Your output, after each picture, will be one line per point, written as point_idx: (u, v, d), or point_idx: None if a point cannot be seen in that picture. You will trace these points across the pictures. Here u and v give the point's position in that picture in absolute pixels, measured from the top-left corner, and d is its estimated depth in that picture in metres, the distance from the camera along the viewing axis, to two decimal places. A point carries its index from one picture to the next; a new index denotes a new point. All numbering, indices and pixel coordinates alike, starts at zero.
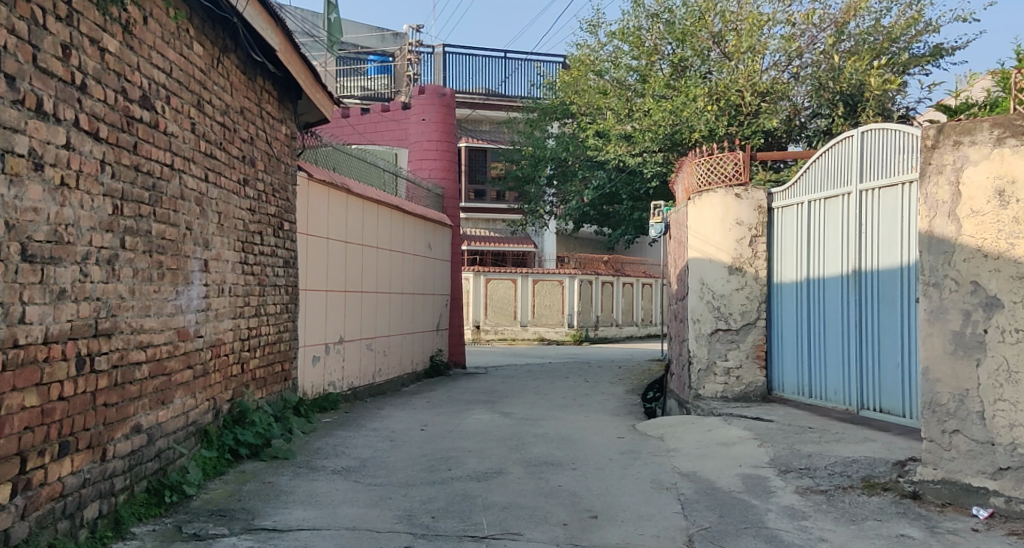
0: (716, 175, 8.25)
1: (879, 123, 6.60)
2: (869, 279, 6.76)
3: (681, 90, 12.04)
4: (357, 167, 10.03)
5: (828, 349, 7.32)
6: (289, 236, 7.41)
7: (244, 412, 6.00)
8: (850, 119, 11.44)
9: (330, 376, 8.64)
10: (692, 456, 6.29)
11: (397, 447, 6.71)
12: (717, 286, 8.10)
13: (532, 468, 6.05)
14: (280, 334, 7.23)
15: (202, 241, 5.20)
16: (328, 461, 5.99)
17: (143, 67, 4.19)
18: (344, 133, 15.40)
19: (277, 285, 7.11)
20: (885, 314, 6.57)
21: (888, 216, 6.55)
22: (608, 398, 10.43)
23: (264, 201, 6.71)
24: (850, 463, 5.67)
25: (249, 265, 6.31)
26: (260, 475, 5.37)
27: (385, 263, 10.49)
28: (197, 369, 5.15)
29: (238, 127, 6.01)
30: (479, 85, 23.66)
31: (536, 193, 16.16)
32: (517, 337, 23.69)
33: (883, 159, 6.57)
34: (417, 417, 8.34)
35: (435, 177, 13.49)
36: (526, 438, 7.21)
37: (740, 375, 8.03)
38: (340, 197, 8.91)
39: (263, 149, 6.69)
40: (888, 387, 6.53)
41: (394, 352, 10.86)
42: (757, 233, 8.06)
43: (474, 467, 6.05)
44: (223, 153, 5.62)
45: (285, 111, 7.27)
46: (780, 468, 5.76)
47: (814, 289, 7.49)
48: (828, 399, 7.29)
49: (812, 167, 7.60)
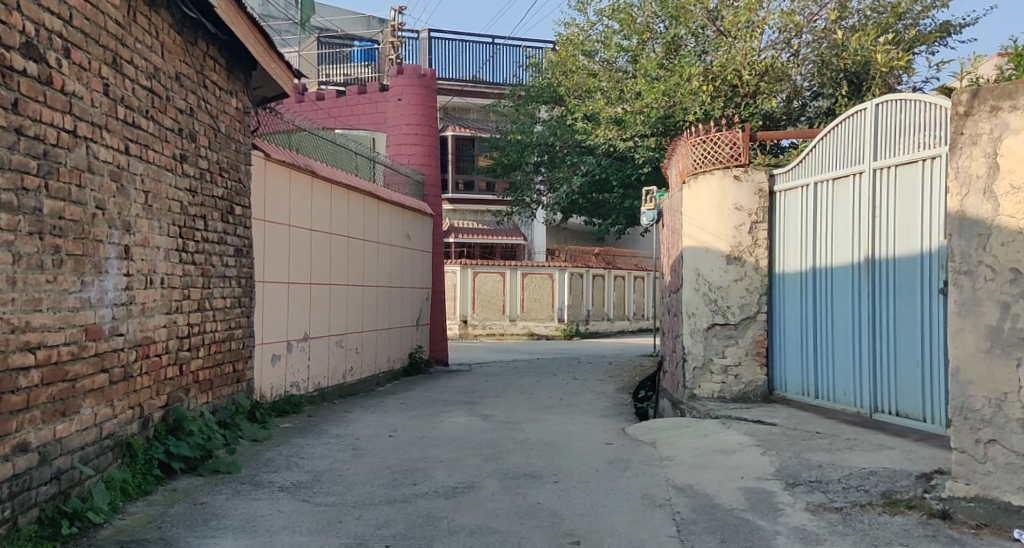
0: (711, 157, 7.56)
1: (896, 94, 5.92)
2: (882, 268, 6.10)
3: (675, 71, 11.38)
4: (326, 150, 9.26)
5: (836, 345, 6.65)
6: (240, 222, 6.69)
7: (181, 422, 5.27)
8: (855, 99, 10.80)
9: (292, 376, 7.91)
10: (688, 466, 5.61)
11: (359, 457, 6.00)
12: (714, 278, 7.44)
13: (508, 482, 5.36)
14: (230, 330, 6.51)
15: (122, 222, 4.51)
16: (277, 475, 5.29)
17: (27, 8, 3.54)
18: (319, 118, 14.59)
19: (225, 276, 6.39)
20: (901, 308, 5.89)
21: (905, 195, 5.85)
22: (596, 397, 9.74)
23: (209, 182, 6.01)
24: (867, 475, 4.98)
25: (188, 253, 5.62)
26: (191, 495, 4.66)
27: (357, 253, 9.76)
28: (115, 373, 4.46)
29: (173, 95, 5.31)
30: (464, 72, 23.18)
31: (523, 181, 15.10)
32: (505, 332, 23.05)
33: (899, 133, 5.88)
34: (388, 421, 7.64)
35: (415, 163, 12.77)
36: (504, 445, 6.51)
37: (739, 373, 7.36)
38: (304, 181, 8.17)
39: (207, 123, 6.00)
40: (906, 388, 5.84)
41: (368, 349, 10.14)
42: (758, 219, 7.38)
43: (443, 481, 5.35)
44: (152, 123, 4.94)
45: (234, 82, 6.55)
46: (787, 481, 5.08)
47: (820, 279, 6.83)
48: (836, 401, 6.63)
49: (817, 144, 6.92)
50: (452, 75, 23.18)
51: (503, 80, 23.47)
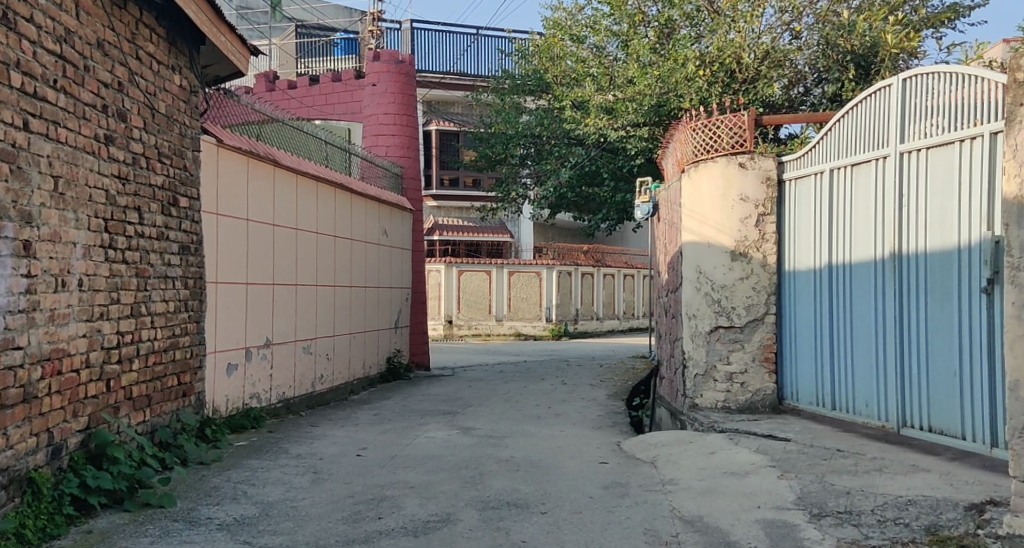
0: (712, 142, 6.86)
1: (928, 66, 5.22)
2: (908, 264, 5.38)
3: (669, 56, 10.73)
4: (293, 137, 8.45)
5: (856, 352, 5.94)
6: (186, 215, 5.93)
7: (104, 448, 4.48)
8: (863, 84, 9.98)
9: (251, 387, 7.14)
10: (696, 492, 4.89)
11: (318, 483, 5.23)
12: (717, 276, 6.73)
13: (487, 514, 4.61)
14: (174, 337, 5.74)
15: (18, 213, 3.84)
16: (218, 509, 4.52)
17: None
18: (291, 107, 13.75)
19: (166, 276, 5.62)
20: (933, 310, 5.17)
21: (938, 182, 5.14)
22: (588, 405, 9.02)
23: (144, 168, 5.26)
24: (905, 505, 4.22)
25: (116, 250, 4.87)
26: (109, 537, 3.90)
27: (327, 251, 8.98)
28: (9, 395, 3.75)
29: (93, 65, 4.59)
30: (446, 66, 22.56)
31: (509, 174, 14.11)
32: (492, 333, 22.32)
33: (931, 112, 5.18)
34: (357, 437, 6.87)
35: (392, 155, 11.99)
36: (486, 466, 5.77)
37: (746, 382, 6.64)
38: (265, 171, 7.38)
39: (142, 101, 5.24)
40: (940, 401, 5.13)
41: (341, 355, 9.37)
42: (765, 212, 6.68)
43: (412, 514, 4.60)
44: (62, 96, 4.23)
45: (174, 56, 5.77)
46: (812, 512, 4.34)
47: (837, 277, 6.13)
48: (856, 413, 5.92)
49: (832, 127, 6.20)
50: (436, 68, 22.55)
51: (488, 72, 22.86)
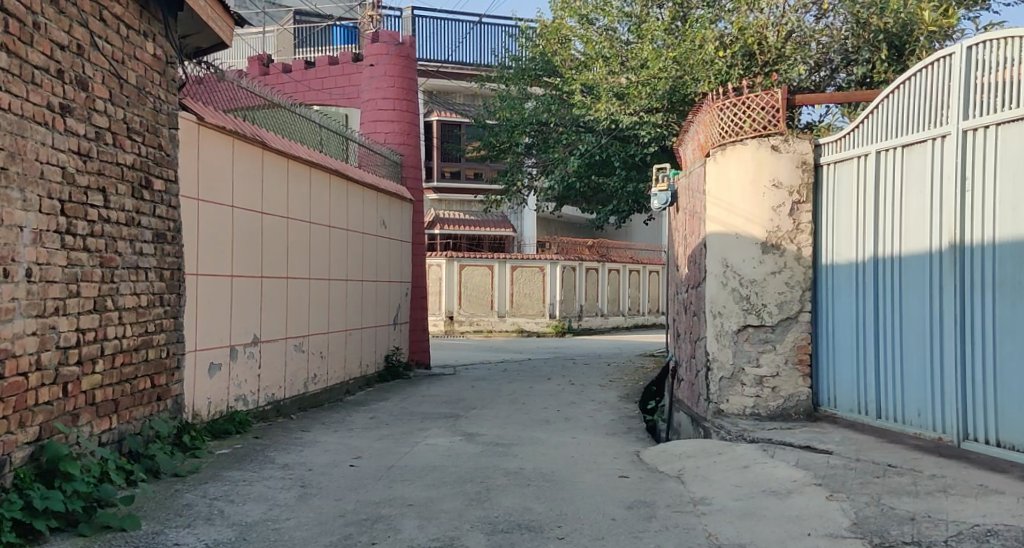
0: (741, 122, 6.25)
1: (1002, 30, 4.61)
2: (972, 256, 4.78)
3: (686, 36, 10.13)
4: (285, 119, 7.82)
5: (906, 355, 5.34)
6: (161, 198, 5.33)
7: (57, 463, 3.90)
8: (895, 66, 9.40)
9: (235, 388, 6.53)
10: (734, 514, 4.30)
11: (305, 499, 4.64)
12: (745, 270, 6.12)
13: (496, 539, 4.02)
14: (147, 334, 5.15)
15: None
16: (188, 532, 3.93)
17: None
18: (286, 91, 13.14)
19: (139, 266, 5.03)
20: (1002, 308, 4.58)
21: (1011, 164, 4.53)
22: (598, 408, 8.43)
23: (111, 144, 4.67)
24: (984, 536, 3.64)
25: (75, 237, 4.27)
26: None
27: (321, 241, 8.37)
28: None
29: (45, 23, 4.01)
30: (448, 54, 22.02)
31: (513, 163, 13.48)
32: (494, 329, 21.77)
33: (1005, 84, 4.57)
34: (351, 443, 6.28)
35: (392, 143, 11.41)
36: (493, 480, 5.17)
37: (778, 386, 6.04)
38: (252, 154, 6.76)
39: (108, 69, 4.65)
40: (1011, 411, 4.53)
41: (336, 352, 8.78)
42: (800, 199, 6.09)
43: (411, 538, 4.01)
44: (3, 54, 3.65)
45: (146, 23, 5.17)
46: (873, 541, 3.74)
47: (884, 271, 5.53)
48: (906, 423, 5.33)
49: (880, 103, 5.59)
50: (437, 56, 21.96)
51: (490, 60, 22.25)
